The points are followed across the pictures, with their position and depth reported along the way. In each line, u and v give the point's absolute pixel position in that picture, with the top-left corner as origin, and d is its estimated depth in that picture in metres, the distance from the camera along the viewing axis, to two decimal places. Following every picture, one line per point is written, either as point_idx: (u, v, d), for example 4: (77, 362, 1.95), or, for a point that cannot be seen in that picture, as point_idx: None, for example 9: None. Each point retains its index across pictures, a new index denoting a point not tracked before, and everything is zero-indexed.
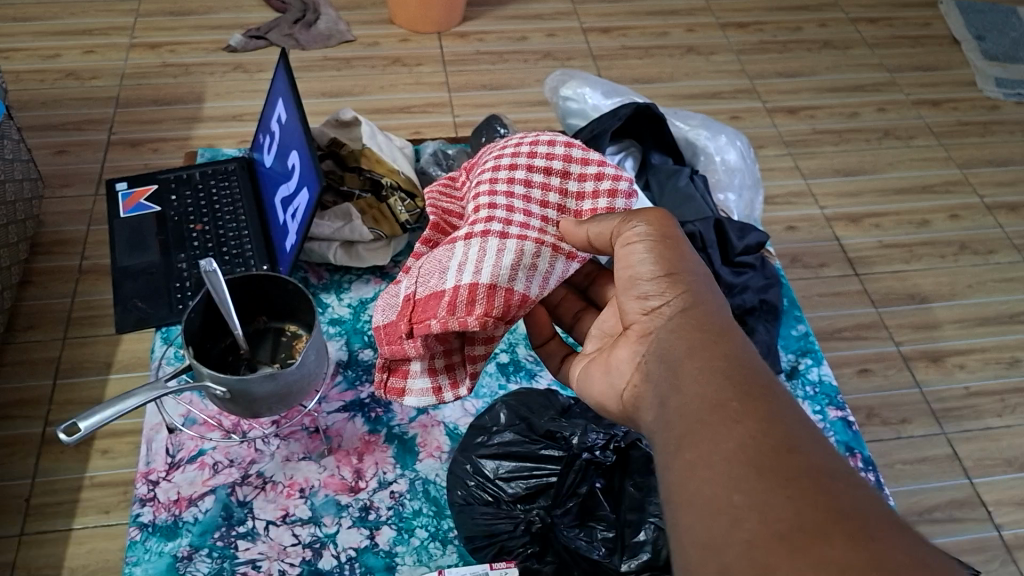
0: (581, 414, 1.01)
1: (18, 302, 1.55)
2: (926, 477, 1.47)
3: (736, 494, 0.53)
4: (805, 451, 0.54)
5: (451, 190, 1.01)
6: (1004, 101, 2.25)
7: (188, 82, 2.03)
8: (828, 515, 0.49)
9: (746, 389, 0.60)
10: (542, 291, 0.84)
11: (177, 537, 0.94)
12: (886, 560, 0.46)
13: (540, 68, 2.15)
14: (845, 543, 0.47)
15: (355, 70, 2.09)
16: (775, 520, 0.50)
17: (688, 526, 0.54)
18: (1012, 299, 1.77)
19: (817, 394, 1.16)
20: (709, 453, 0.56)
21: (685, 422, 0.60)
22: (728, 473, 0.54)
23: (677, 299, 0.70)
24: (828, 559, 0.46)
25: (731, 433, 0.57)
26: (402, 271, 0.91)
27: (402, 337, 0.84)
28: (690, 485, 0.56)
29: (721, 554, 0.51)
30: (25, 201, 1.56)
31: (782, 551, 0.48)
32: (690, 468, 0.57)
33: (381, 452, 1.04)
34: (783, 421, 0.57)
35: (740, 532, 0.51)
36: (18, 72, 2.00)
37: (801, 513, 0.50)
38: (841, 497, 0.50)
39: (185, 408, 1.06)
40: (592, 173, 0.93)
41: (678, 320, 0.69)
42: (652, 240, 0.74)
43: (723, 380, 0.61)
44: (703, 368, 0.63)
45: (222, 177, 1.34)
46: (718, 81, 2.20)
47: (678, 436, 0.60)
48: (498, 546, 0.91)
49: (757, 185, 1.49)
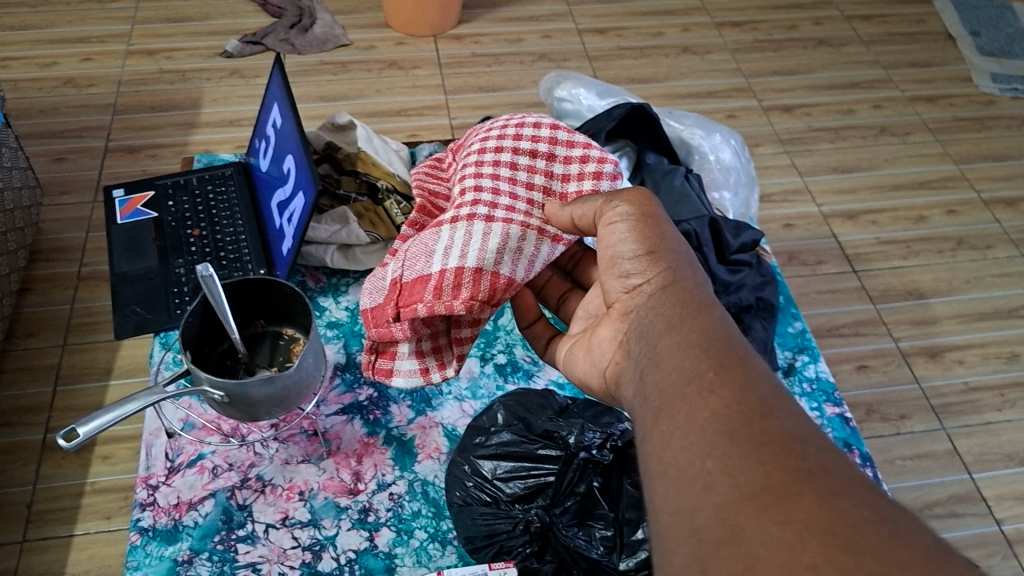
0: (579, 412, 1.02)
1: (17, 309, 1.55)
2: (927, 472, 1.47)
3: (710, 461, 0.54)
4: (777, 416, 0.56)
5: (438, 172, 1.08)
6: (1000, 96, 2.25)
7: (186, 88, 2.03)
8: (796, 477, 0.51)
9: (720, 359, 0.61)
10: (528, 274, 0.88)
11: (177, 541, 0.95)
12: (850, 518, 0.47)
13: (536, 69, 2.16)
14: (813, 503, 0.49)
15: (352, 73, 2.10)
16: (746, 486, 0.51)
17: (664, 494, 0.56)
18: (1010, 294, 1.78)
19: (814, 391, 1.16)
20: (686, 424, 0.57)
21: (662, 394, 0.62)
22: (702, 441, 0.56)
23: (657, 277, 0.71)
24: (795, 519, 0.48)
25: (707, 404, 0.58)
26: (389, 255, 0.94)
27: (389, 319, 0.87)
28: (667, 455, 0.57)
29: (693, 518, 0.52)
30: (24, 209, 1.56)
31: (752, 513, 0.50)
32: (666, 438, 0.58)
33: (379, 454, 1.04)
34: (756, 388, 0.58)
35: (712, 497, 0.52)
36: (16, 81, 2.00)
37: (771, 476, 0.51)
38: (811, 460, 0.52)
39: (185, 413, 1.06)
40: (578, 156, 0.97)
41: (657, 297, 0.70)
42: (633, 219, 0.74)
43: (698, 351, 0.62)
44: (681, 343, 0.64)
45: (219, 182, 1.35)
46: (714, 80, 2.20)
47: (656, 409, 0.61)
48: (497, 546, 0.90)
49: (752, 183, 1.49)
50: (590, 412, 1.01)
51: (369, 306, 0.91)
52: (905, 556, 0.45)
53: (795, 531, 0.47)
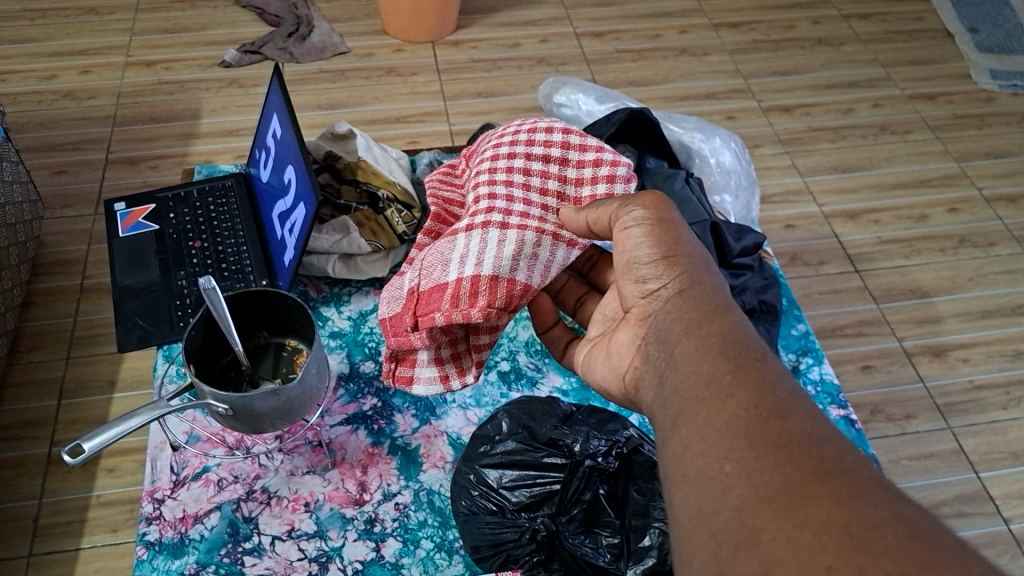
0: (584, 419, 1.01)
1: (21, 323, 1.56)
2: (934, 472, 1.47)
3: (728, 463, 0.54)
4: (795, 417, 0.56)
5: (451, 178, 1.09)
6: (999, 92, 2.24)
7: (185, 99, 2.04)
8: (814, 477, 0.50)
9: (738, 361, 0.61)
10: (544, 279, 0.87)
11: (184, 555, 0.95)
12: (868, 517, 0.47)
13: (534, 73, 2.16)
14: (830, 504, 0.48)
15: (351, 81, 2.10)
16: (764, 488, 0.51)
17: (683, 498, 0.56)
18: (1013, 291, 1.77)
19: (818, 392, 1.15)
20: (705, 427, 0.57)
21: (681, 398, 0.61)
22: (721, 444, 0.55)
23: (674, 281, 0.71)
24: (813, 519, 0.48)
25: (725, 407, 0.58)
26: (406, 264, 0.95)
27: (408, 329, 0.88)
28: (685, 458, 0.57)
29: (712, 521, 0.52)
30: (26, 223, 1.57)
31: (769, 515, 0.50)
32: (685, 441, 0.58)
33: (384, 464, 1.04)
34: (775, 390, 0.58)
35: (730, 500, 0.52)
36: (16, 94, 2.01)
37: (788, 477, 0.51)
38: (828, 460, 0.52)
39: (189, 425, 1.06)
40: (591, 159, 0.97)
41: (674, 301, 0.70)
42: (649, 223, 0.74)
43: (716, 354, 0.62)
44: (698, 347, 0.64)
45: (220, 193, 1.35)
46: (712, 81, 2.20)
47: (674, 413, 0.61)
48: (503, 555, 0.91)
49: (753, 185, 1.49)
50: (595, 418, 1.01)
51: (387, 316, 0.92)
52: (922, 556, 0.44)
53: (813, 532, 0.47)
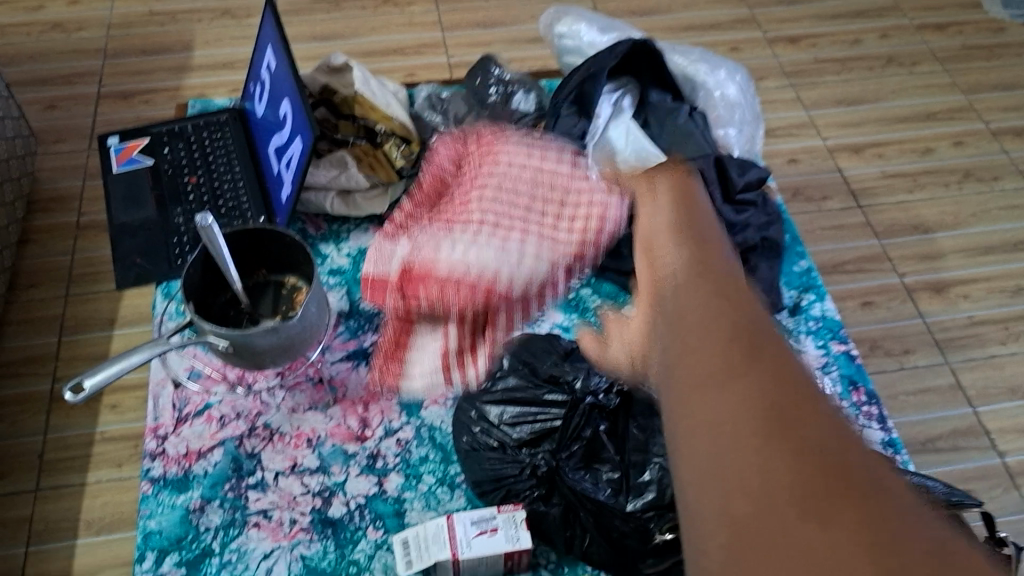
0: (585, 355, 1.02)
1: (18, 261, 1.55)
2: (931, 407, 1.48)
3: (736, 445, 0.42)
4: (818, 402, 0.44)
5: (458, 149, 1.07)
6: (1010, 22, 2.19)
7: (176, 30, 1.99)
8: (834, 473, 0.39)
9: (748, 324, 0.49)
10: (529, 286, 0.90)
11: (189, 490, 0.96)
12: (905, 529, 0.37)
13: (534, 3, 2.11)
14: (857, 505, 0.38)
15: (346, 11, 2.05)
16: (778, 480, 0.40)
17: (689, 491, 0.43)
18: (1016, 227, 1.76)
19: (820, 328, 1.13)
20: (709, 401, 0.45)
21: (680, 365, 0.49)
22: (729, 422, 0.43)
23: (682, 243, 0.59)
24: (837, 529, 0.37)
25: (736, 379, 0.45)
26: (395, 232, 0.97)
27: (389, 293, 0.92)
28: (686, 434, 0.45)
29: (721, 526, 0.41)
30: (19, 159, 1.55)
31: (786, 515, 0.39)
32: (686, 418, 0.46)
33: (386, 400, 1.04)
34: (794, 375, 0.45)
35: (738, 495, 0.41)
36: (3, 26, 1.96)
37: (810, 473, 0.40)
38: (853, 456, 0.40)
39: (190, 363, 1.05)
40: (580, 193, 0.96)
41: (677, 260, 0.57)
42: (671, 199, 0.66)
43: (722, 315, 0.50)
44: (704, 304, 0.51)
45: (215, 128, 1.33)
46: (716, 11, 2.15)
47: (672, 382, 0.48)
48: (505, 490, 0.92)
49: (757, 119, 1.46)
50: None
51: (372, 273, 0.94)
52: None
53: (835, 544, 0.37)
